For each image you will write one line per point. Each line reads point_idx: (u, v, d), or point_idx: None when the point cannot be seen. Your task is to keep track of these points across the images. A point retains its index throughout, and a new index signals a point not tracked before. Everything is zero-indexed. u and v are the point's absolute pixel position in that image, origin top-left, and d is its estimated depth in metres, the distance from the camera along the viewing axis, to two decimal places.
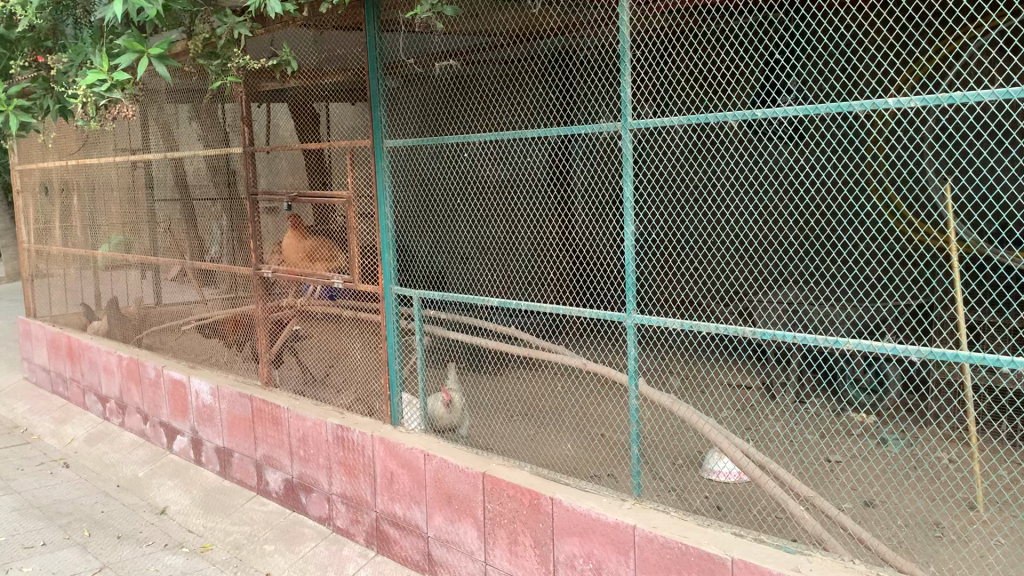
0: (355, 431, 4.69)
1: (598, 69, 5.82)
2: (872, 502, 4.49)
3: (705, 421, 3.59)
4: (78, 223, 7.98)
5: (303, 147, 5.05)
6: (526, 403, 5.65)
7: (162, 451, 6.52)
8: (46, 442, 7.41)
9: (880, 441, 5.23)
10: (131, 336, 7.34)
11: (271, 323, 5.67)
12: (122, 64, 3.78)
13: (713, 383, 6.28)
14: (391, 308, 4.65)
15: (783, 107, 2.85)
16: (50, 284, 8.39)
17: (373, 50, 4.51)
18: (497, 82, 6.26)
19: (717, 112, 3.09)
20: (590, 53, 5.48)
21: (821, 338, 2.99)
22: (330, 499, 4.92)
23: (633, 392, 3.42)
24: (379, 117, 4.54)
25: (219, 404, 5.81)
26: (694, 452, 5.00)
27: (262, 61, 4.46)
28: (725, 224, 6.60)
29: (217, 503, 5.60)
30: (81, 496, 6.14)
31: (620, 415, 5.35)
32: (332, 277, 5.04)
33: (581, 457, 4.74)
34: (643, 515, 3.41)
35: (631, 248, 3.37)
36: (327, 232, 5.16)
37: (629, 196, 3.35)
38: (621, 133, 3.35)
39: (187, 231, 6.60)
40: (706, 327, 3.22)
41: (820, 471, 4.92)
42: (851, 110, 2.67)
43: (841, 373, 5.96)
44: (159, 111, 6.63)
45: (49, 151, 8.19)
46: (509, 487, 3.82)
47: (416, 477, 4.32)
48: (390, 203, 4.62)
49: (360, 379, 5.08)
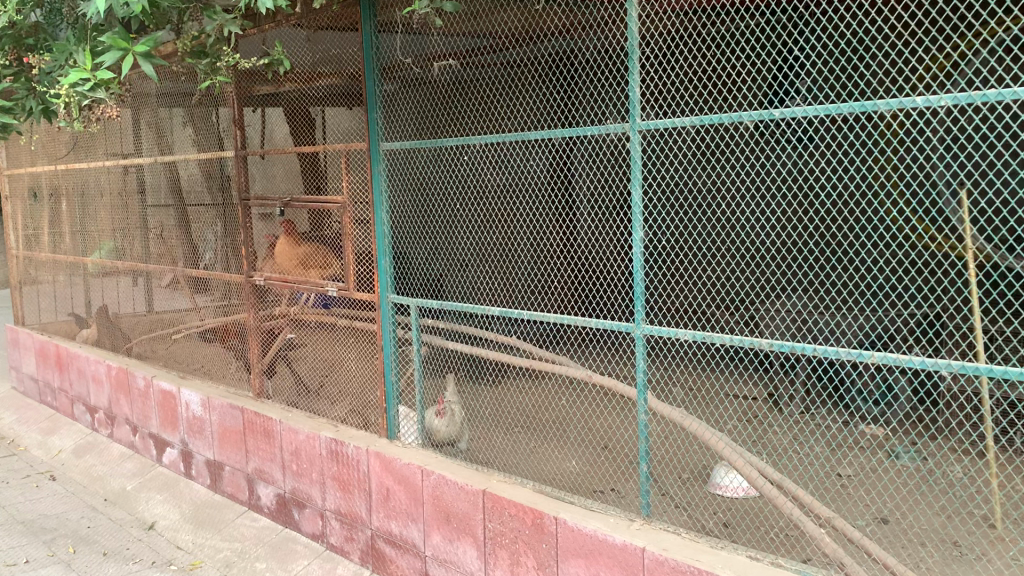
0: (350, 445, 4.52)
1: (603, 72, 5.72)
2: (887, 519, 4.33)
3: (721, 441, 3.39)
4: (67, 230, 7.80)
5: (297, 151, 4.87)
6: (527, 416, 5.48)
7: (151, 463, 6.34)
8: (33, 454, 7.22)
9: (892, 455, 5.07)
10: (121, 345, 7.15)
11: (263, 332, 5.50)
12: (106, 63, 3.61)
13: (719, 395, 6.10)
14: (388, 317, 4.48)
15: (802, 106, 2.69)
16: (38, 292, 8.20)
17: (369, 50, 4.34)
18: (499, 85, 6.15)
19: (731, 112, 2.93)
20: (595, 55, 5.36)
21: (842, 350, 2.78)
22: (324, 515, 4.74)
23: (643, 407, 3.24)
24: (376, 120, 4.37)
25: (210, 416, 5.63)
26: (703, 467, 4.84)
27: (253, 60, 4.29)
28: (731, 231, 6.49)
29: (208, 518, 5.42)
30: (67, 510, 5.95)
31: (625, 429, 5.19)
32: (326, 285, 4.85)
33: (585, 473, 4.57)
34: (653, 537, 3.24)
35: (640, 256, 3.21)
36: (322, 239, 4.99)
37: (638, 201, 3.16)
38: (630, 135, 3.18)
39: (179, 238, 6.43)
40: (719, 338, 3.04)
41: (832, 487, 4.76)
42: (875, 109, 2.53)
43: (850, 384, 5.79)
44: (152, 114, 6.47)
45: (38, 155, 8.01)
46: (511, 506, 3.65)
47: (413, 494, 4.15)
48: (386, 209, 4.44)
49: (355, 390, 4.91)
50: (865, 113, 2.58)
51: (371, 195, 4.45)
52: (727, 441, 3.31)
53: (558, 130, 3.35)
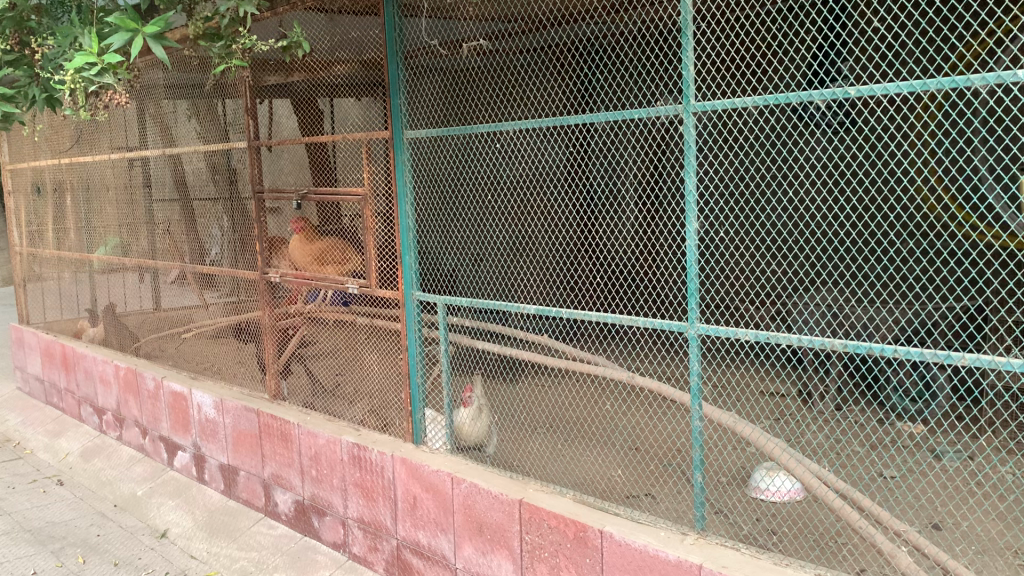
0: (373, 450, 4.28)
1: (638, 58, 5.74)
2: (940, 524, 4.04)
3: (778, 447, 3.16)
4: (72, 226, 7.58)
5: (316, 141, 4.52)
6: (555, 417, 5.26)
7: (162, 467, 6.11)
8: (39, 457, 7.01)
9: (937, 455, 4.83)
10: (129, 345, 6.94)
11: (278, 332, 5.23)
12: (114, 45, 3.36)
13: (747, 391, 5.88)
14: (412, 317, 4.22)
15: (883, 84, 2.39)
16: (44, 290, 8.01)
17: (393, 32, 4.09)
18: (530, 74, 6.15)
19: (797, 90, 2.64)
20: (631, 40, 5.36)
21: (927, 352, 2.53)
22: (346, 523, 4.51)
23: (697, 413, 3.00)
24: (398, 106, 4.11)
25: (223, 419, 5.41)
26: (740, 469, 4.59)
27: (270, 43, 4.01)
28: (760, 223, 6.38)
29: (223, 525, 5.20)
30: (76, 517, 5.73)
31: (655, 431, 4.98)
32: (345, 282, 4.60)
33: (620, 477, 4.33)
34: (709, 553, 3.00)
35: (694, 249, 2.93)
36: (340, 233, 4.75)
37: (692, 189, 2.89)
38: (682, 118, 2.92)
39: (188, 233, 6.19)
40: (785, 339, 2.76)
41: (876, 487, 4.49)
42: (968, 85, 2.26)
43: (887, 380, 5.59)
44: (157, 106, 6.23)
45: (41, 149, 7.80)
46: (550, 517, 3.42)
47: (442, 503, 3.91)
48: (411, 201, 4.18)
49: (377, 392, 4.68)
50: (956, 90, 2.30)
51: (394, 186, 4.19)
52: (787, 450, 3.07)
53: (600, 114, 3.07)
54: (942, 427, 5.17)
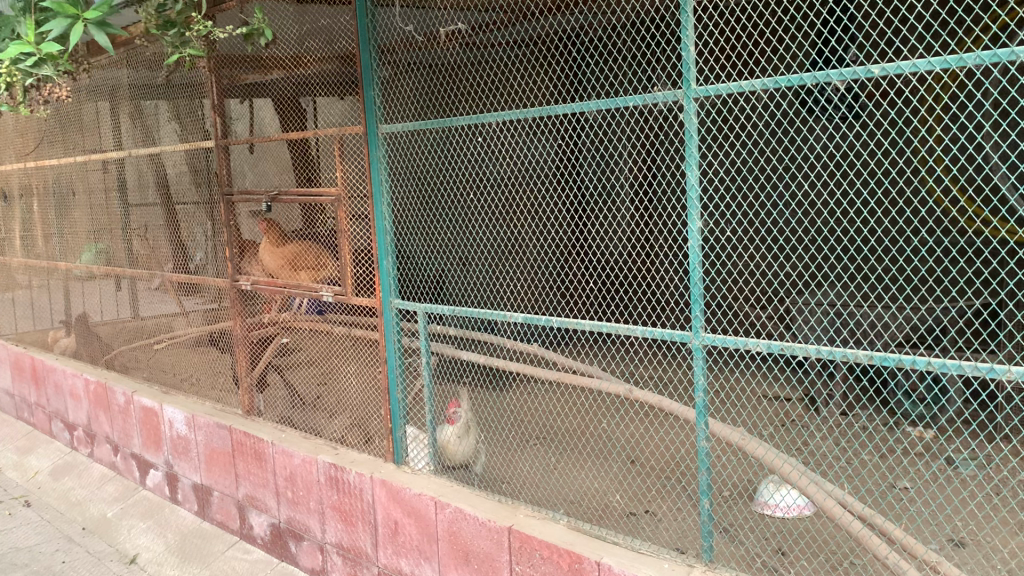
0: (351, 471, 3.96)
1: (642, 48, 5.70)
2: (961, 541, 3.71)
3: (794, 468, 2.86)
4: (40, 233, 7.29)
5: (288, 139, 4.18)
6: (551, 427, 5.03)
7: (134, 486, 5.78)
8: (9, 476, 6.70)
9: (953, 464, 4.55)
10: (101, 357, 6.61)
11: (252, 342, 4.90)
12: (52, 32, 3.05)
13: (750, 397, 5.74)
14: (391, 326, 3.89)
15: (912, 60, 2.07)
16: (15, 300, 7.72)
17: (365, 18, 3.76)
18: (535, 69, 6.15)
19: (811, 70, 2.30)
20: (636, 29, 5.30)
21: (965, 365, 2.16)
22: (324, 549, 4.19)
23: (703, 433, 2.68)
24: (373, 99, 3.79)
25: (195, 436, 5.08)
26: (747, 484, 4.29)
27: (231, 29, 3.68)
28: (767, 222, 6.35)
29: (195, 549, 4.88)
30: (41, 542, 5.41)
31: (655, 444, 4.72)
32: (320, 290, 4.27)
33: (617, 493, 4.06)
34: None
35: (697, 251, 2.60)
36: (315, 236, 4.42)
37: (694, 183, 2.57)
38: (683, 104, 2.60)
39: (163, 239, 5.89)
40: (801, 350, 2.41)
41: (891, 500, 4.16)
42: (1010, 59, 1.96)
43: (895, 384, 5.42)
44: (126, 104, 5.89)
45: (8, 153, 7.52)
46: (542, 547, 3.10)
47: (425, 528, 3.60)
48: (387, 200, 3.85)
49: (359, 407, 4.37)
50: (997, 64, 1.99)
51: (369, 186, 3.86)
52: (805, 473, 2.77)
53: (590, 102, 2.74)
54: (954, 433, 4.97)
